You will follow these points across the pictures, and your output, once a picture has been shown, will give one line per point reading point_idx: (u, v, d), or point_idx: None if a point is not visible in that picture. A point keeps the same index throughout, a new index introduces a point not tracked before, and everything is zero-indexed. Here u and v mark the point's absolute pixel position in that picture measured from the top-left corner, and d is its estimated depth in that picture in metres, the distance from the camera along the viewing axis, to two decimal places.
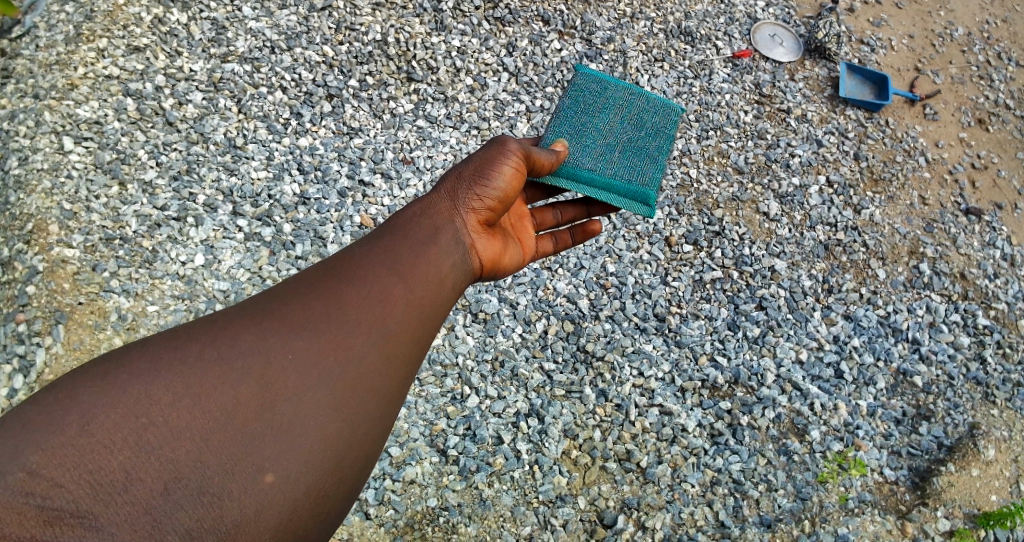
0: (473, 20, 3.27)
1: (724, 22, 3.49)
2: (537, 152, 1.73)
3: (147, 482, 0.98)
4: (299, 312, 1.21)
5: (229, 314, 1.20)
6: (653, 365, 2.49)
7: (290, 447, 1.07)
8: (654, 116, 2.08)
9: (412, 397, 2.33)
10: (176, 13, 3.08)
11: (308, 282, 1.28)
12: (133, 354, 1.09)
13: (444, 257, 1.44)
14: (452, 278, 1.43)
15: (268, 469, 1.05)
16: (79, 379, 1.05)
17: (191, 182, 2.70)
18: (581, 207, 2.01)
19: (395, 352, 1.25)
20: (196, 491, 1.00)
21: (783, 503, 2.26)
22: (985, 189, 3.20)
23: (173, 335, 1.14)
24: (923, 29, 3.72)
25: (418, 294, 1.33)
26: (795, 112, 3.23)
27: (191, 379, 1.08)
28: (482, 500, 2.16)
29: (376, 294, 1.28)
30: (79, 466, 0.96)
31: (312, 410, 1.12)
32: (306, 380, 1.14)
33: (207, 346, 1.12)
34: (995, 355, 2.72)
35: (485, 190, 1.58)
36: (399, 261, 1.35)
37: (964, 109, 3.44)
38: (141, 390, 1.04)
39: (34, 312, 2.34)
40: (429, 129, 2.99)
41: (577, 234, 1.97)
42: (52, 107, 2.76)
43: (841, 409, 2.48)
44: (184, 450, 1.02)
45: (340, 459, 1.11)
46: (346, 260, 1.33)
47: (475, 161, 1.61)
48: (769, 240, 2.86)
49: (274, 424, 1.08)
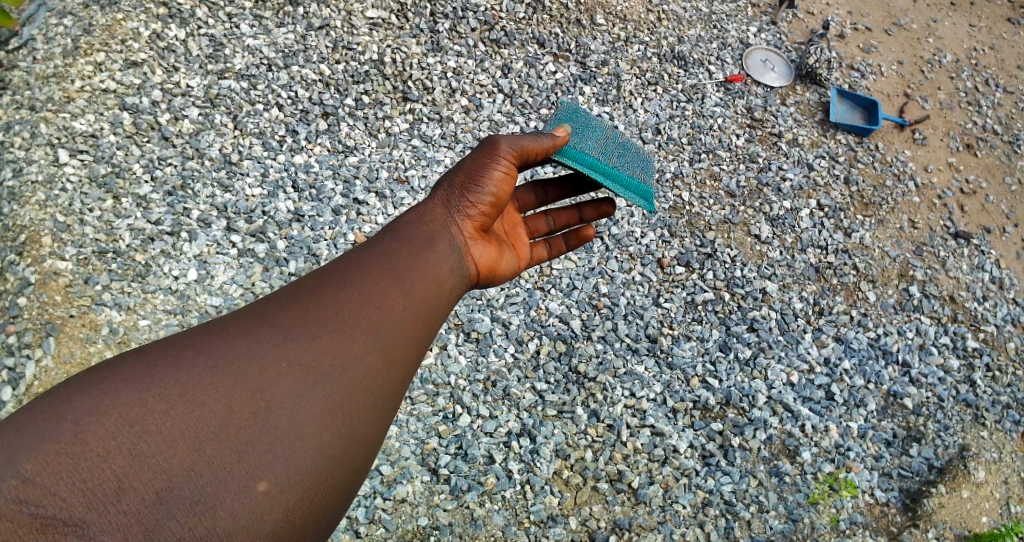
0: (469, 42, 3.32)
1: (717, 46, 3.54)
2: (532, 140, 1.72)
3: (140, 489, 0.97)
4: (295, 318, 1.21)
5: (223, 322, 1.20)
6: (645, 386, 2.49)
7: (284, 452, 1.07)
8: (639, 151, 2.18)
9: (404, 415, 2.32)
10: (174, 29, 3.10)
11: (303, 288, 1.28)
12: (127, 361, 1.09)
13: (440, 265, 1.46)
14: (448, 285, 1.44)
15: (262, 474, 1.05)
16: (72, 387, 1.04)
17: (185, 197, 2.70)
18: (573, 213, 2.04)
19: (391, 356, 1.25)
20: (189, 498, 0.99)
21: (774, 524, 2.24)
22: (973, 212, 3.24)
23: (168, 343, 1.14)
24: (912, 56, 3.78)
25: (413, 300, 1.33)
26: (786, 136, 3.27)
27: (187, 385, 1.07)
28: (474, 520, 2.14)
29: (371, 299, 1.28)
30: (72, 473, 0.95)
31: (307, 415, 1.12)
32: (301, 384, 1.14)
33: (202, 353, 1.12)
34: (984, 377, 2.73)
35: (477, 198, 1.60)
36: (394, 268, 1.36)
37: (953, 134, 3.49)
38: (135, 397, 1.04)
39: (25, 325, 2.33)
40: (424, 148, 3.00)
41: (571, 239, 1.99)
42: (48, 119, 2.77)
43: (832, 430, 2.48)
44: (178, 457, 1.01)
45: (335, 464, 1.11)
46: (341, 267, 1.34)
47: (465, 168, 1.63)
48: (760, 262, 2.88)
49: (269, 428, 1.08)
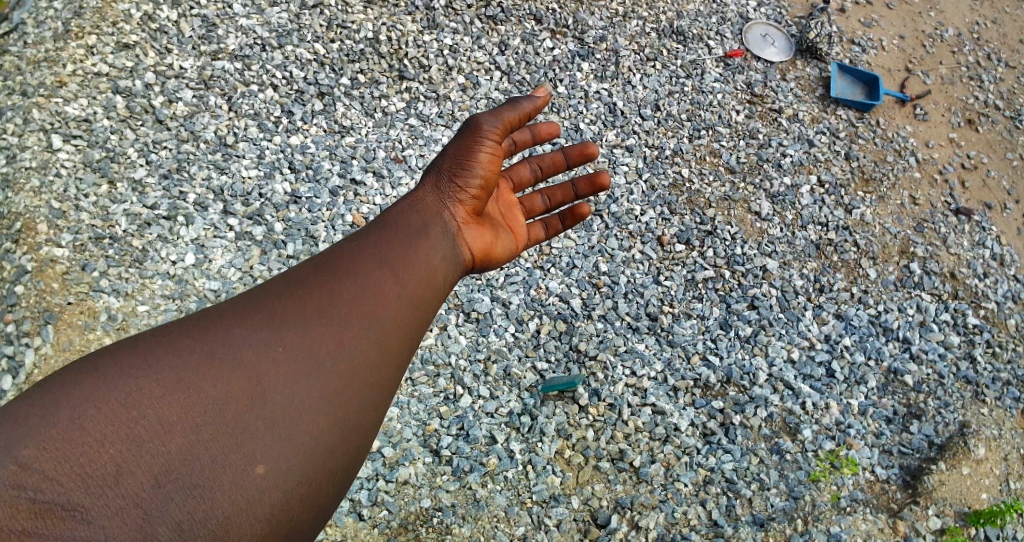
0: (465, 19, 3.27)
1: (716, 21, 3.50)
2: (515, 122, 1.71)
3: (138, 474, 0.97)
4: (289, 303, 1.21)
5: (219, 309, 1.19)
6: (646, 365, 2.49)
7: (281, 438, 1.07)
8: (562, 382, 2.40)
9: (405, 397, 2.33)
10: (166, 10, 3.06)
11: (297, 276, 1.27)
12: (123, 349, 1.09)
13: (433, 251, 1.45)
14: (441, 271, 1.44)
15: (259, 458, 1.04)
16: (68, 375, 1.04)
17: (180, 181, 2.68)
18: (568, 189, 2.00)
19: (387, 342, 1.24)
20: (186, 481, 0.99)
21: (775, 502, 2.25)
22: (974, 189, 3.22)
23: (163, 331, 1.13)
24: (914, 30, 3.73)
25: (409, 286, 1.33)
26: (787, 111, 3.24)
27: (183, 371, 1.07)
28: (476, 500, 2.15)
29: (366, 285, 1.28)
30: (70, 458, 0.95)
31: (304, 400, 1.11)
32: (296, 370, 1.13)
33: (197, 339, 1.12)
34: (984, 354, 2.74)
35: (466, 182, 1.61)
36: (388, 255, 1.35)
37: (954, 109, 3.46)
38: (131, 383, 1.03)
39: (22, 313, 2.33)
40: (421, 127, 2.97)
41: (567, 219, 1.96)
42: (40, 104, 2.75)
43: (833, 407, 2.49)
44: (177, 441, 1.01)
45: (331, 449, 1.11)
46: (336, 254, 1.33)
47: (453, 154, 1.64)
48: (761, 239, 2.87)
49: (265, 414, 1.08)
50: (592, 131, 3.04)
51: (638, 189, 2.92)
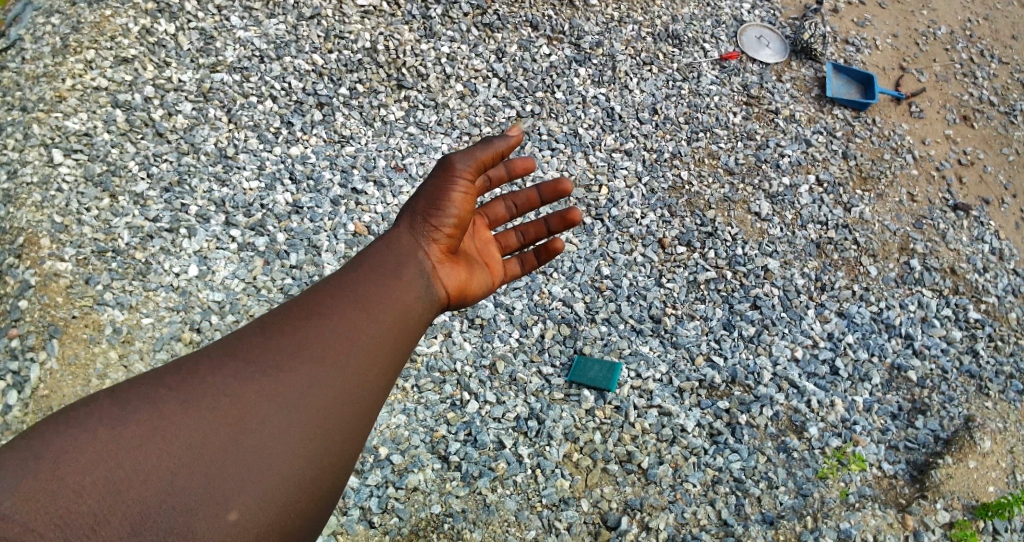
0: (462, 26, 3.29)
1: (711, 24, 3.52)
2: (488, 155, 1.65)
3: (115, 522, 0.96)
4: (262, 351, 1.20)
5: (192, 357, 1.18)
6: (651, 367, 2.50)
7: (255, 483, 1.06)
8: (591, 371, 2.45)
9: (412, 404, 2.34)
10: (163, 23, 3.08)
11: (271, 322, 1.26)
12: (99, 399, 1.09)
13: (409, 289, 1.43)
14: (418, 308, 1.42)
15: (233, 504, 1.03)
16: (47, 426, 1.04)
17: (182, 193, 2.69)
18: (540, 225, 1.97)
19: (361, 382, 1.23)
20: (163, 529, 0.98)
21: (785, 499, 2.25)
22: (972, 185, 3.24)
23: (138, 381, 1.13)
24: (906, 28, 3.77)
25: (383, 326, 1.32)
26: (784, 112, 3.26)
27: (156, 419, 1.07)
28: (486, 506, 2.15)
29: (339, 328, 1.27)
30: (47, 509, 0.94)
31: (278, 444, 1.11)
32: (270, 415, 1.12)
33: (172, 389, 1.11)
34: (987, 347, 2.75)
35: (441, 220, 1.57)
36: (362, 296, 1.34)
37: (950, 106, 3.49)
38: (106, 433, 1.03)
39: (27, 327, 2.32)
40: (421, 135, 2.98)
41: (541, 254, 1.92)
42: (40, 119, 2.76)
43: (838, 405, 2.49)
44: (154, 487, 1.00)
45: (304, 491, 1.10)
46: (308, 298, 1.32)
47: (427, 191, 1.60)
48: (761, 239, 2.88)
49: (240, 461, 1.07)
50: (590, 136, 3.06)
51: (638, 192, 2.94)
